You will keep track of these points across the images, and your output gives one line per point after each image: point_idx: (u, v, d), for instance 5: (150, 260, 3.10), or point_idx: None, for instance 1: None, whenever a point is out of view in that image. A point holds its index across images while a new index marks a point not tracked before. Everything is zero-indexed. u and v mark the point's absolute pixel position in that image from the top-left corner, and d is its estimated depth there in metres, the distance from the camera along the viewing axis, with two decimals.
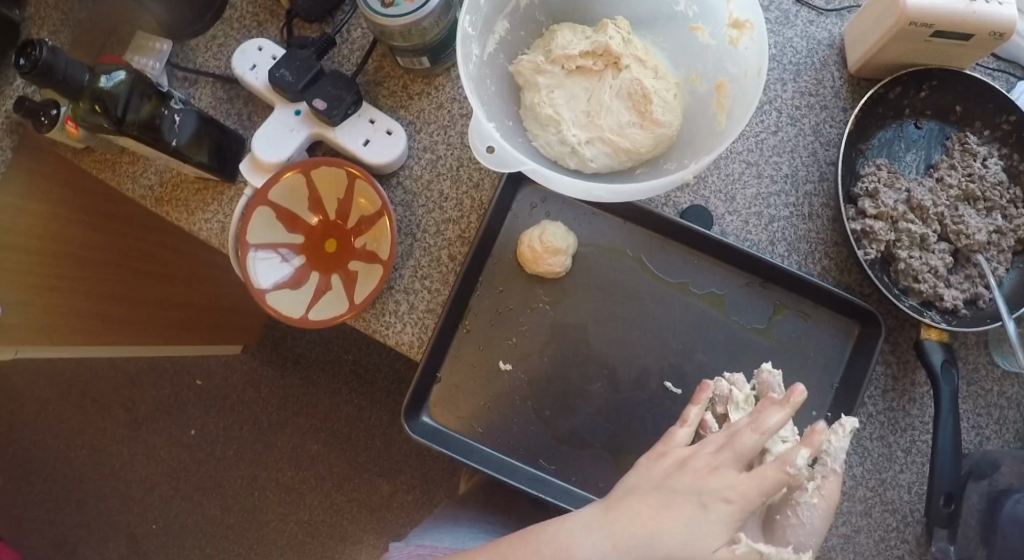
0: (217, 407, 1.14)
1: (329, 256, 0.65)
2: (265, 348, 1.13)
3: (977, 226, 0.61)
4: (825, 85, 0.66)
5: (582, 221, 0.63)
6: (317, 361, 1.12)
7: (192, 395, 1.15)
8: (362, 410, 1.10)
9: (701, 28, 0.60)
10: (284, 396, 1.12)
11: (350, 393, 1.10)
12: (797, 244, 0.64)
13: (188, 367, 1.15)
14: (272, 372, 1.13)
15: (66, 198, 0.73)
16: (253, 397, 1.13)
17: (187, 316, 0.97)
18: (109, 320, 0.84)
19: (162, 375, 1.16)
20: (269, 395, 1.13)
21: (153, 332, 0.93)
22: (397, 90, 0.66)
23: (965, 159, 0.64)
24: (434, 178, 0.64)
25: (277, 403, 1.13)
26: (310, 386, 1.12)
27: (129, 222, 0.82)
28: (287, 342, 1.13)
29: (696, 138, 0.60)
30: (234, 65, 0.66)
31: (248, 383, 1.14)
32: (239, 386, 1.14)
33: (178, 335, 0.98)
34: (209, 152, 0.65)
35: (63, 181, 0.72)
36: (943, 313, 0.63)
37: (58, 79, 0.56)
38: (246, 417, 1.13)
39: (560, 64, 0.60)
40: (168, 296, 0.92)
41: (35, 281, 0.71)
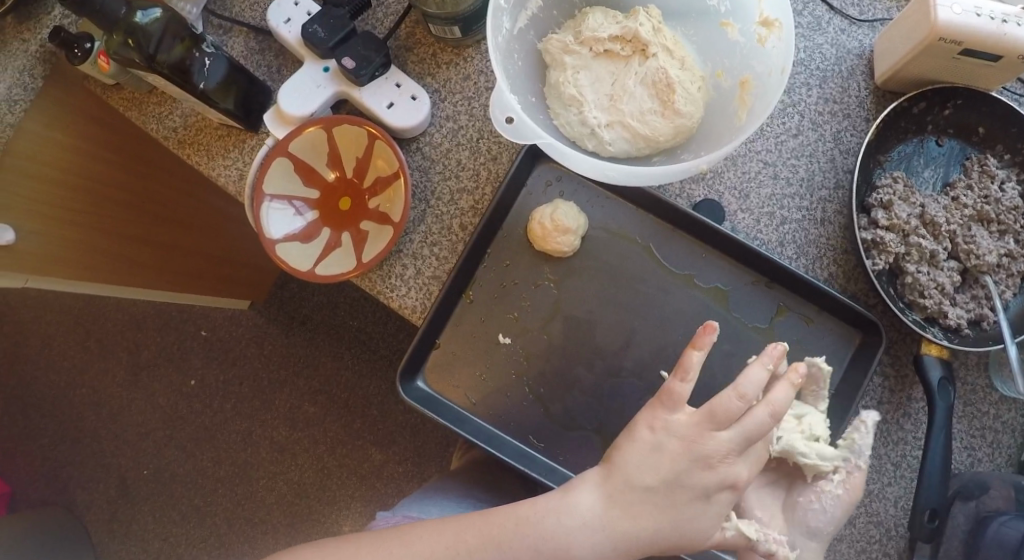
0: (218, 361, 1.15)
1: (341, 213, 0.65)
2: (270, 307, 1.14)
3: (988, 247, 0.62)
4: (851, 94, 0.66)
5: (595, 204, 0.64)
6: (320, 325, 1.13)
7: (194, 347, 1.16)
8: (361, 378, 1.11)
9: (731, 24, 0.61)
10: (286, 357, 1.14)
11: (350, 360, 1.11)
12: (806, 248, 0.64)
13: (193, 319, 1.16)
14: (275, 331, 1.14)
15: (91, 133, 0.74)
16: (254, 354, 1.15)
17: (201, 264, 0.98)
18: (121, 260, 0.85)
19: (167, 324, 1.17)
20: (270, 354, 1.14)
21: (174, 277, 0.94)
22: (426, 57, 0.67)
23: (982, 180, 0.64)
24: (454, 147, 0.65)
25: (277, 363, 1.14)
26: (311, 349, 1.13)
27: (150, 165, 0.83)
28: (293, 303, 1.14)
29: (716, 133, 0.60)
30: (269, 17, 0.68)
31: (251, 340, 1.15)
32: (241, 342, 1.15)
33: (191, 283, 0.99)
34: (235, 99, 0.66)
35: (91, 116, 0.73)
36: (945, 330, 0.64)
37: (94, 10, 0.57)
38: (245, 373, 1.15)
39: (589, 46, 0.60)
40: (189, 244, 0.94)
41: (52, 212, 0.73)
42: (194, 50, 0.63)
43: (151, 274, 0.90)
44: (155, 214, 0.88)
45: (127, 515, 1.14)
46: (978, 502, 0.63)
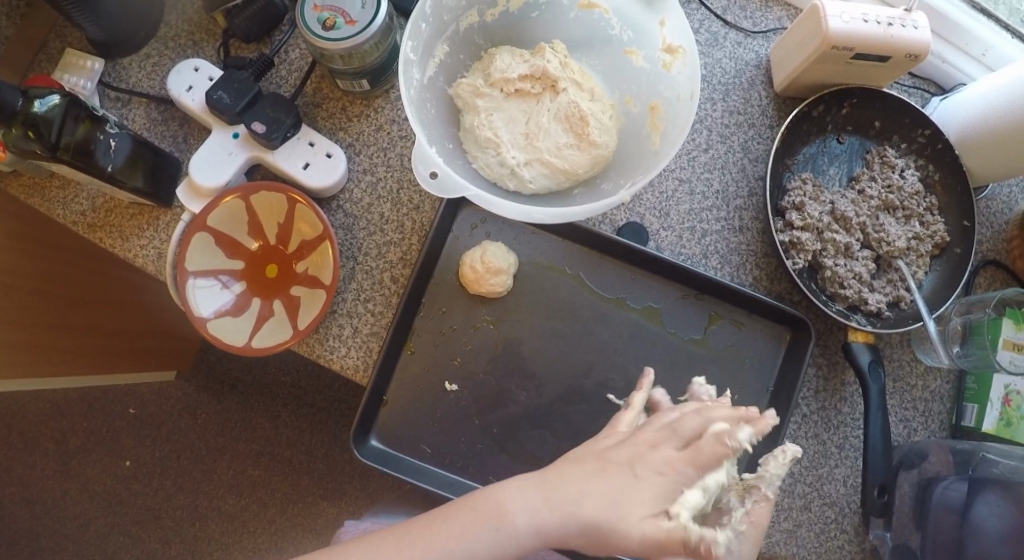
0: (153, 436, 1.10)
1: (269, 281, 0.64)
2: (199, 374, 1.10)
3: (896, 234, 0.67)
4: (753, 104, 0.69)
5: (522, 240, 0.65)
6: (254, 385, 1.10)
7: (124, 425, 1.10)
8: (302, 432, 1.09)
9: (635, 52, 0.62)
10: (223, 423, 1.10)
11: (290, 416, 1.09)
12: (729, 257, 0.66)
13: (119, 398, 1.10)
14: (209, 398, 1.10)
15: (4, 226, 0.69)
16: (190, 423, 1.10)
17: (121, 340, 0.94)
18: (40, 349, 0.79)
19: (93, 407, 1.10)
20: (206, 421, 1.10)
21: (86, 359, 0.89)
22: (336, 112, 0.66)
23: (884, 170, 0.69)
24: (375, 201, 0.65)
25: (215, 428, 1.09)
26: (247, 411, 1.10)
27: (57, 246, 0.78)
28: (222, 365, 1.10)
29: (632, 158, 0.62)
30: (169, 86, 0.66)
31: (184, 411, 1.10)
32: (172, 414, 1.10)
33: (113, 360, 0.94)
34: (145, 175, 0.64)
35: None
36: (868, 315, 0.68)
37: None
38: (181, 444, 1.09)
39: (499, 87, 0.61)
40: (96, 321, 0.89)
41: None
42: (97, 131, 0.61)
43: (62, 363, 0.84)
44: (75, 296, 0.84)
45: None
46: (918, 469, 0.68)
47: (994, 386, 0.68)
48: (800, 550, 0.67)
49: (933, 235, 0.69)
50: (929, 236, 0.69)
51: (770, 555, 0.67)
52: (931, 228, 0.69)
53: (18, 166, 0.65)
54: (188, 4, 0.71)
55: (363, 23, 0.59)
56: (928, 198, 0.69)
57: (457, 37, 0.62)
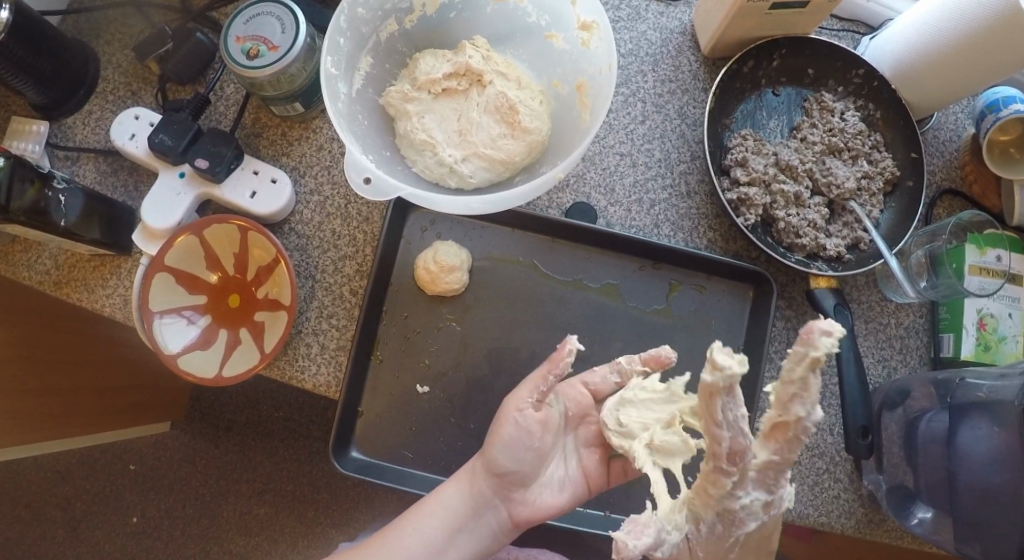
0: (155, 490, 1.07)
1: (232, 311, 0.65)
2: (195, 420, 1.08)
3: (844, 176, 0.67)
4: (684, 70, 0.70)
5: (473, 236, 0.65)
6: (249, 425, 1.07)
7: (128, 483, 1.07)
8: (303, 464, 1.06)
9: (555, 35, 0.63)
10: (222, 468, 1.07)
11: (287, 451, 1.06)
12: (680, 222, 0.66)
13: (118, 454, 1.07)
14: (206, 444, 1.07)
15: None
16: (189, 473, 1.07)
17: (106, 399, 0.95)
18: (25, 416, 0.81)
19: (93, 470, 1.07)
20: (206, 467, 1.07)
21: (62, 422, 0.88)
22: (277, 138, 0.67)
23: (823, 116, 0.69)
24: (325, 219, 0.65)
25: (213, 474, 1.07)
26: (245, 450, 1.07)
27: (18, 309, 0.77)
28: (214, 410, 1.08)
29: (567, 138, 0.62)
30: (113, 136, 0.68)
31: (183, 461, 1.07)
32: (172, 465, 1.07)
33: (101, 421, 0.95)
34: (101, 227, 0.67)
35: None
36: (829, 261, 0.67)
37: None
38: (187, 493, 1.07)
39: (427, 89, 0.62)
40: (73, 385, 0.88)
41: None
42: (46, 189, 0.63)
43: (34, 431, 0.83)
44: (31, 356, 0.81)
45: None
46: (903, 407, 0.67)
47: (966, 313, 0.67)
48: (795, 506, 0.67)
49: (883, 172, 0.69)
50: (878, 173, 0.69)
51: None
52: (880, 165, 0.69)
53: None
54: (123, 56, 0.73)
55: (286, 47, 0.60)
56: (873, 136, 0.70)
57: (380, 48, 0.63)
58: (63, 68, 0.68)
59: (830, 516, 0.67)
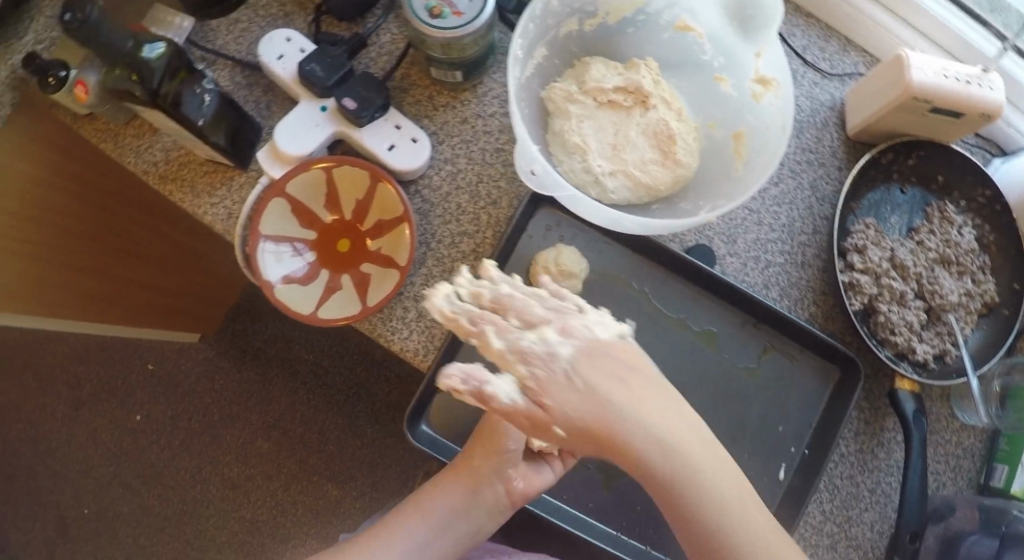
0: (167, 395, 1.06)
1: (340, 256, 0.65)
2: (224, 339, 1.07)
3: (950, 288, 0.68)
4: (825, 145, 0.71)
5: (593, 248, 0.65)
6: (277, 358, 1.06)
7: (143, 380, 1.06)
8: (318, 413, 1.05)
9: (724, 79, 0.63)
10: (238, 393, 1.05)
11: (309, 393, 1.05)
12: (789, 290, 0.67)
13: (140, 350, 1.06)
14: (228, 365, 1.06)
15: (54, 163, 0.73)
16: (205, 388, 1.06)
17: (151, 299, 0.94)
18: (68, 288, 0.82)
19: (111, 356, 1.06)
20: (223, 388, 1.06)
21: (90, 303, 0.87)
22: (423, 99, 0.67)
23: (943, 225, 0.70)
24: (453, 191, 0.65)
25: (230, 398, 1.05)
26: (265, 383, 1.05)
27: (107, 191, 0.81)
28: (246, 335, 1.07)
29: (713, 181, 0.63)
30: (260, 52, 0.67)
31: (203, 375, 1.06)
32: (190, 375, 1.06)
33: (139, 316, 0.95)
34: (227, 134, 0.65)
35: (53, 147, 0.73)
36: (914, 365, 0.68)
37: (104, 44, 0.53)
38: (201, 404, 1.05)
39: (592, 96, 0.62)
40: (119, 273, 0.88)
41: (14, 246, 0.71)
42: (193, 84, 0.61)
43: (58, 305, 0.83)
44: (88, 233, 0.81)
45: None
46: (947, 523, 0.68)
47: None
48: None
49: (984, 295, 0.70)
50: (979, 295, 0.70)
51: None
52: (983, 287, 0.70)
53: (98, 111, 0.69)
54: None
55: (470, 15, 0.59)
56: (982, 258, 0.71)
57: (556, 43, 0.63)
58: None
59: None
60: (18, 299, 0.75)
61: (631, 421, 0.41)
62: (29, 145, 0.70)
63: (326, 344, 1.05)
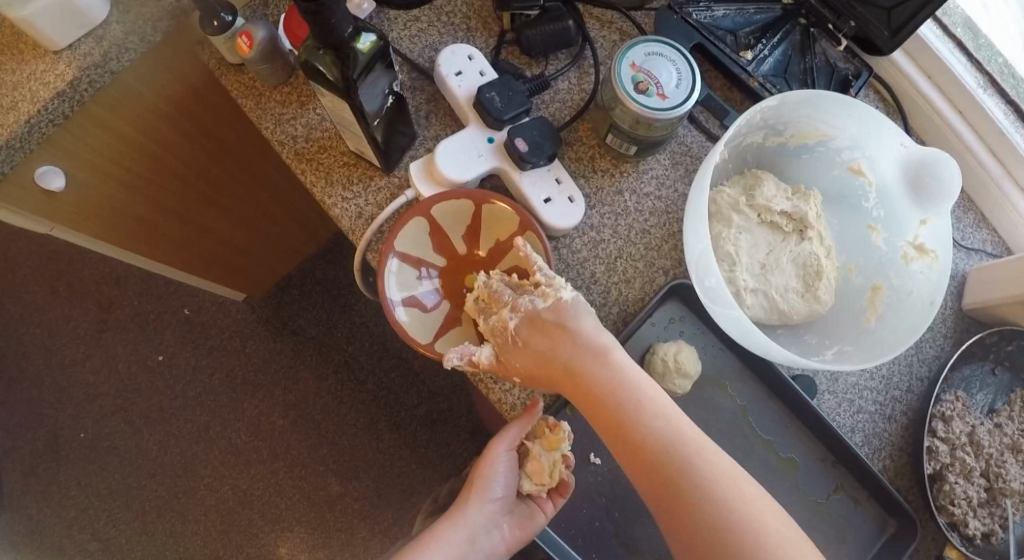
0: (196, 344, 1.10)
1: (461, 290, 0.64)
2: (268, 306, 1.11)
3: (1015, 475, 0.70)
4: (937, 311, 0.73)
5: (708, 352, 0.66)
6: (316, 339, 1.09)
7: (173, 323, 1.11)
8: (342, 406, 1.07)
9: (878, 230, 0.65)
10: (266, 363, 1.09)
11: (336, 385, 1.08)
12: (870, 438, 0.69)
13: (181, 295, 1.11)
14: (265, 332, 1.10)
15: (184, 104, 0.72)
16: (234, 349, 1.09)
17: (210, 248, 0.93)
18: (142, 222, 0.80)
19: (152, 291, 1.12)
20: (252, 353, 1.09)
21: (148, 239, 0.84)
22: (584, 158, 0.67)
23: (1022, 414, 0.72)
24: (591, 258, 0.64)
25: (256, 363, 1.09)
26: (297, 361, 1.09)
27: (222, 147, 0.81)
28: (291, 309, 1.11)
29: (841, 323, 0.64)
30: (440, 62, 0.66)
31: (234, 333, 1.10)
32: (222, 330, 1.10)
33: (193, 263, 0.92)
34: (386, 131, 0.62)
35: (194, 91, 0.72)
36: (962, 538, 0.70)
37: (330, 29, 0.50)
38: (222, 365, 1.09)
39: (757, 211, 0.63)
40: (193, 218, 0.85)
41: (109, 168, 0.71)
42: (382, 77, 0.58)
43: (120, 235, 0.79)
44: (177, 173, 0.79)
45: (45, 476, 1.05)
46: None
47: None
48: None
49: None
50: None
51: None
52: None
53: (251, 67, 0.66)
54: None
55: (675, 101, 0.59)
56: None
57: (737, 149, 0.65)
58: None
59: None
60: (93, 221, 0.74)
61: (631, 409, 0.52)
62: (159, 79, 0.68)
63: (369, 340, 1.10)
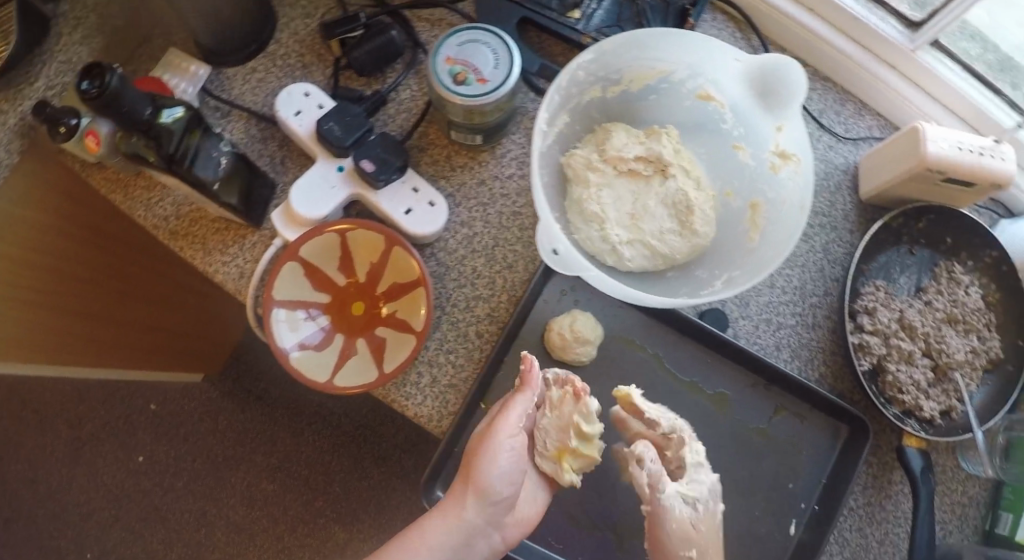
0: (171, 436, 1.12)
1: (355, 319, 0.65)
2: (227, 379, 1.13)
3: (956, 347, 0.70)
4: (838, 208, 0.72)
5: (609, 312, 0.65)
6: (279, 402, 1.11)
7: (143, 420, 1.13)
8: (324, 453, 1.09)
9: (743, 147, 0.64)
10: (243, 433, 1.11)
11: (314, 435, 1.10)
12: (799, 351, 0.68)
13: (143, 392, 1.13)
14: (233, 405, 1.12)
15: (69, 212, 0.73)
16: (210, 429, 1.12)
17: (154, 339, 0.95)
18: (73, 336, 0.80)
19: (116, 395, 1.13)
20: (227, 428, 1.11)
21: (83, 352, 0.84)
22: (440, 159, 0.67)
23: (951, 285, 0.72)
24: (469, 254, 0.65)
25: (232, 437, 1.11)
26: (270, 423, 1.11)
27: (123, 248, 0.83)
28: (251, 375, 1.12)
29: (727, 251, 0.63)
30: (278, 107, 0.66)
31: (204, 415, 1.12)
32: (190, 415, 1.12)
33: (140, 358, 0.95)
34: (240, 193, 0.64)
35: (74, 196, 0.72)
36: (921, 422, 0.70)
37: (123, 110, 0.55)
38: (200, 448, 1.11)
39: (612, 164, 0.62)
40: (123, 319, 0.87)
41: (25, 296, 0.70)
42: (209, 143, 0.61)
43: (60, 354, 0.80)
44: (96, 281, 0.81)
45: None
46: None
47: None
48: None
49: (989, 351, 0.72)
50: (984, 352, 0.72)
51: None
52: (989, 343, 0.72)
53: (107, 162, 0.66)
54: (303, 25, 0.71)
55: (496, 81, 0.60)
56: (989, 315, 0.73)
57: (578, 109, 0.63)
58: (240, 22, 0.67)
59: None
60: (26, 350, 0.74)
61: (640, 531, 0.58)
62: (35, 194, 0.68)
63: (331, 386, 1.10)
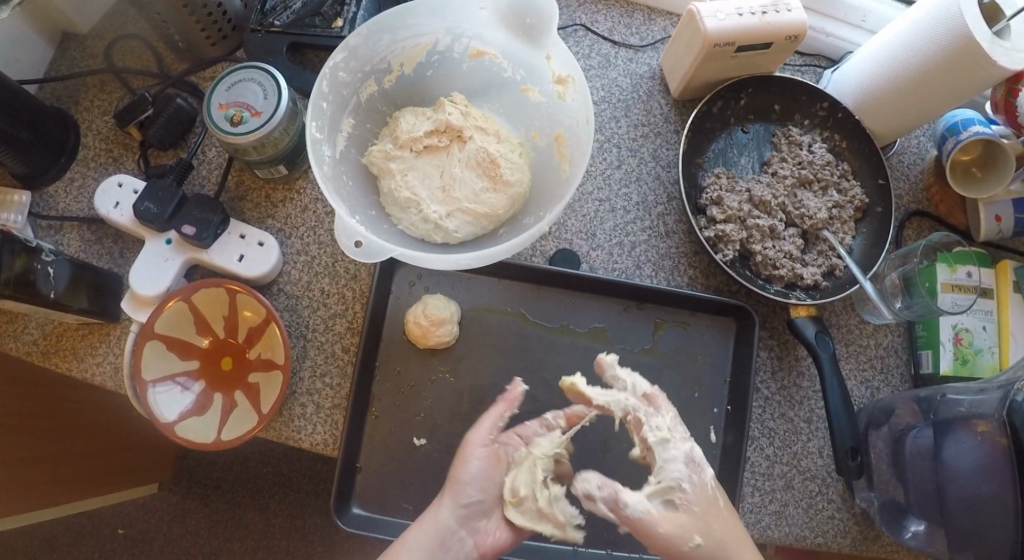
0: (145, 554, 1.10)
1: (226, 374, 0.66)
2: (182, 481, 1.12)
3: (816, 207, 0.69)
4: (655, 113, 0.73)
5: (460, 287, 0.66)
6: (238, 484, 1.12)
7: (116, 548, 1.10)
8: (296, 518, 1.11)
9: (531, 88, 0.65)
10: (211, 527, 1.11)
11: (279, 505, 1.12)
12: (661, 262, 0.69)
13: (107, 519, 1.10)
14: (194, 504, 1.12)
15: None
16: (179, 535, 1.11)
17: (93, 462, 0.94)
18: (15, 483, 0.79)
19: (80, 535, 1.10)
20: (196, 529, 1.11)
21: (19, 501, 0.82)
22: (261, 201, 0.69)
23: (793, 149, 0.71)
24: (313, 278, 0.67)
25: (205, 534, 1.11)
26: (236, 508, 1.11)
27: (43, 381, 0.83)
28: (202, 470, 1.13)
29: (546, 189, 0.64)
30: (96, 205, 0.67)
31: (171, 522, 1.11)
32: (160, 527, 1.11)
33: (84, 488, 0.94)
34: (88, 295, 0.65)
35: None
36: (807, 289, 0.69)
37: None
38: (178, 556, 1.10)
39: (409, 147, 0.63)
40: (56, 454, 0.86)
41: None
42: (34, 262, 0.61)
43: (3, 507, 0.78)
44: (35, 425, 0.82)
45: None
46: (889, 425, 0.67)
47: (942, 330, 0.69)
48: (793, 529, 0.67)
49: (853, 200, 0.71)
50: (848, 202, 0.71)
51: (763, 539, 0.67)
52: (850, 193, 0.71)
53: None
54: (102, 123, 0.73)
55: (268, 112, 0.61)
56: (841, 166, 0.72)
57: (360, 108, 0.64)
58: (43, 134, 0.68)
59: (827, 537, 0.67)
60: None
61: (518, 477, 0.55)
62: None
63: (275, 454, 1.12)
